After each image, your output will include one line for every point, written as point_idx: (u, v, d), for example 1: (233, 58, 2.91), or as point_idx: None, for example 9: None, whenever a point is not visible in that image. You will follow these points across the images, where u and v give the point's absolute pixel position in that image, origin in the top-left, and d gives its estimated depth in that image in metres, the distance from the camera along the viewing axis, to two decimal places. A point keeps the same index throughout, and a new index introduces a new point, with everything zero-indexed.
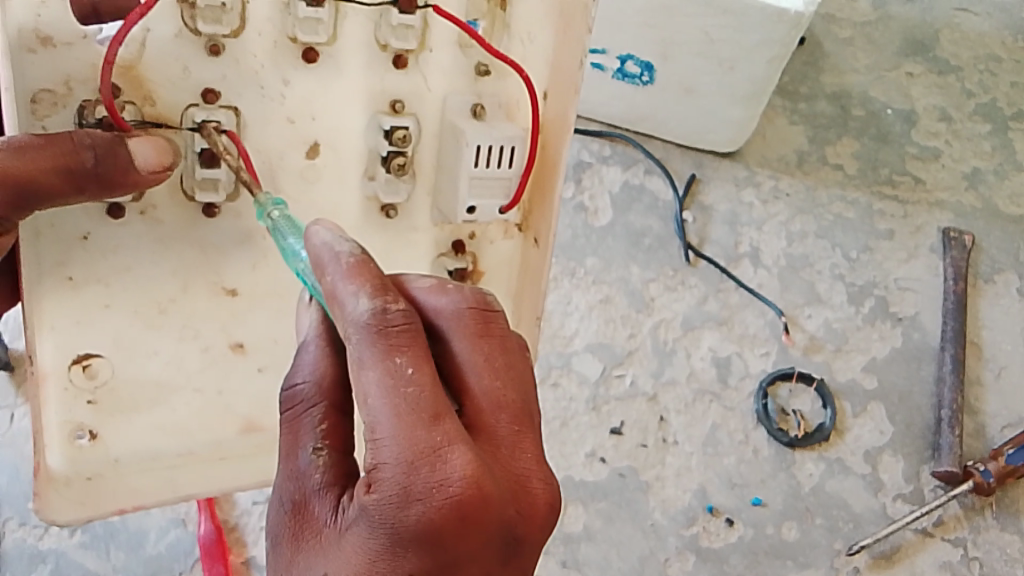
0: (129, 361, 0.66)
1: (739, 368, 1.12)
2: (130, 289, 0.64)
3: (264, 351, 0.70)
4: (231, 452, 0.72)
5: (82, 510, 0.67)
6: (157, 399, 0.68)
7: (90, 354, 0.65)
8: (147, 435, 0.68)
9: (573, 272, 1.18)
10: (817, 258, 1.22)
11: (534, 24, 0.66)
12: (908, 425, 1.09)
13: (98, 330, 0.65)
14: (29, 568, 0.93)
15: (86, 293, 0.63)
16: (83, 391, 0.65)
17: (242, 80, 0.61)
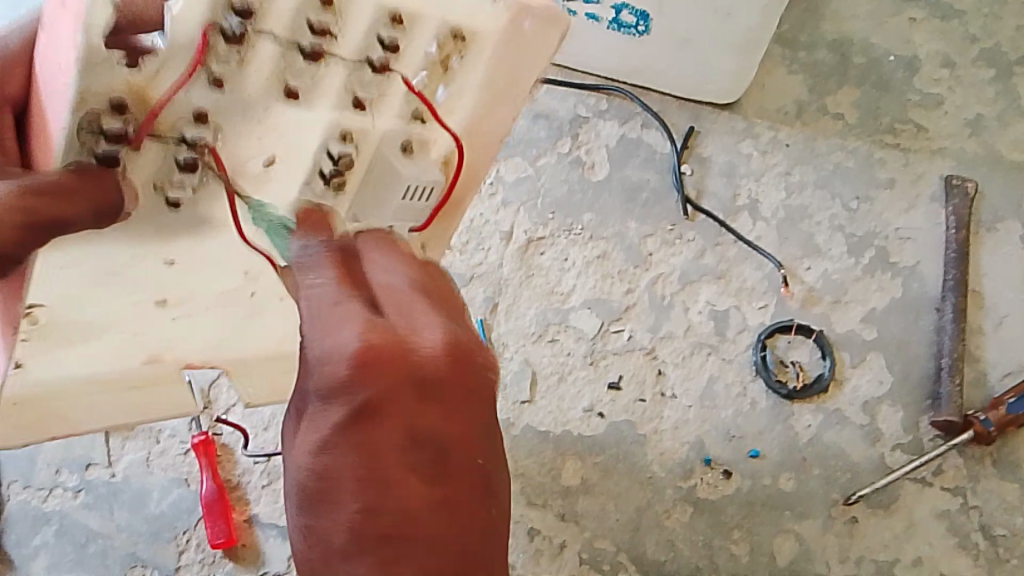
0: (69, 309, 0.67)
1: (736, 321, 1.12)
2: (85, 255, 0.63)
3: (188, 306, 0.73)
4: (143, 379, 0.77)
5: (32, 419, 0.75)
6: (84, 338, 0.70)
7: (34, 306, 0.65)
8: (71, 365, 0.72)
9: (570, 228, 1.17)
10: (816, 209, 1.18)
11: (475, 80, 0.65)
12: (907, 374, 1.08)
13: (46, 287, 0.64)
14: (34, 529, 0.94)
15: (44, 257, 0.62)
16: (21, 330, 0.66)
17: (235, 109, 0.58)
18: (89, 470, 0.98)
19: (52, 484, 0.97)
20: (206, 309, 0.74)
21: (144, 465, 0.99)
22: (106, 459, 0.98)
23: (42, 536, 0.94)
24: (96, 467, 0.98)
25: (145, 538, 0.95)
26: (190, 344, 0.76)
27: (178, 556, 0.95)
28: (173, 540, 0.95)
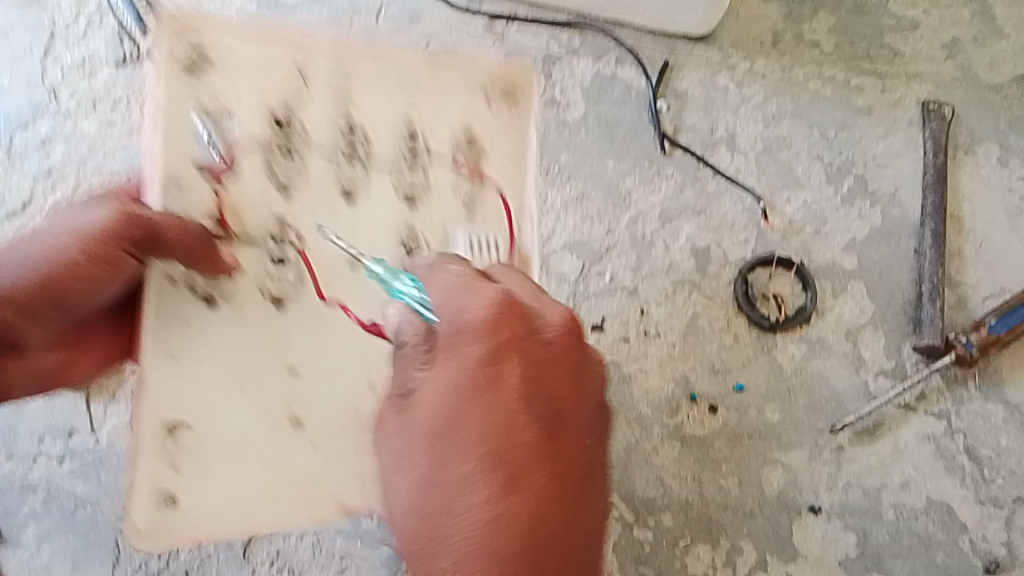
0: (211, 423, 0.75)
1: (717, 256, 1.11)
2: (202, 359, 0.75)
3: (319, 423, 0.78)
4: (289, 471, 0.77)
5: (141, 539, 0.75)
6: (217, 446, 0.76)
7: (179, 422, 0.75)
8: (223, 493, 0.76)
9: (546, 170, 1.14)
10: (795, 139, 1.16)
11: (385, 111, 0.83)
12: (889, 301, 1.09)
13: (184, 403, 0.75)
14: (22, 499, 1.03)
15: (182, 364, 0.75)
16: (167, 453, 0.74)
17: (284, 170, 0.80)
18: None
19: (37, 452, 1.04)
20: (334, 426, 0.78)
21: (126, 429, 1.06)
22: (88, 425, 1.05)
23: None
24: None
25: None
26: (338, 466, 0.78)
27: None
28: None
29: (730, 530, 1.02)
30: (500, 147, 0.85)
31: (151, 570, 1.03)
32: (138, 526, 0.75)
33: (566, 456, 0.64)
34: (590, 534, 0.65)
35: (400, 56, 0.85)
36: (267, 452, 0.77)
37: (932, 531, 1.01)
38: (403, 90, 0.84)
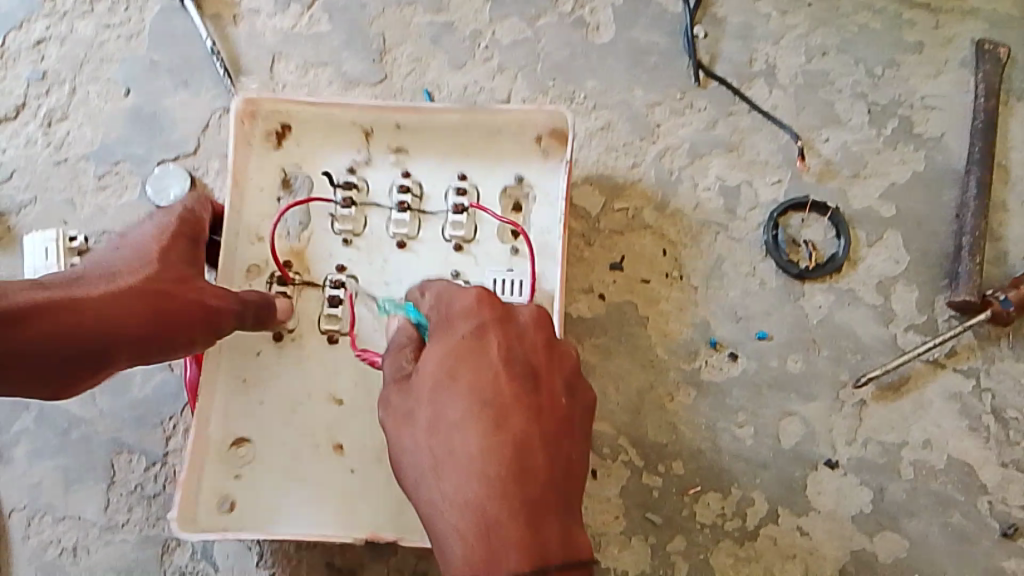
0: (269, 444, 0.94)
1: (748, 196, 1.05)
2: (265, 378, 0.96)
3: (358, 453, 0.94)
4: (329, 508, 0.92)
5: (198, 526, 0.90)
6: (265, 461, 0.93)
7: (242, 442, 0.93)
8: (278, 496, 0.92)
9: (571, 97, 1.09)
10: (838, 75, 1.09)
11: (430, 163, 1.01)
12: (925, 252, 1.03)
13: (247, 362, 0.96)
14: (13, 417, 1.02)
15: (251, 391, 0.95)
16: (232, 467, 0.93)
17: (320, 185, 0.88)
18: None
19: None
20: (372, 458, 0.94)
21: None
22: None
23: (23, 422, 1.01)
24: None
25: (128, 424, 1.01)
26: (373, 504, 0.93)
27: (165, 442, 1.01)
28: (159, 426, 1.01)
29: (742, 480, 0.97)
30: (550, 204, 0.99)
31: (145, 494, 0.99)
32: (195, 522, 0.90)
33: (550, 408, 0.69)
34: (571, 487, 0.68)
35: (460, 118, 0.99)
36: (308, 471, 0.93)
37: (950, 492, 0.97)
38: (465, 154, 1.01)
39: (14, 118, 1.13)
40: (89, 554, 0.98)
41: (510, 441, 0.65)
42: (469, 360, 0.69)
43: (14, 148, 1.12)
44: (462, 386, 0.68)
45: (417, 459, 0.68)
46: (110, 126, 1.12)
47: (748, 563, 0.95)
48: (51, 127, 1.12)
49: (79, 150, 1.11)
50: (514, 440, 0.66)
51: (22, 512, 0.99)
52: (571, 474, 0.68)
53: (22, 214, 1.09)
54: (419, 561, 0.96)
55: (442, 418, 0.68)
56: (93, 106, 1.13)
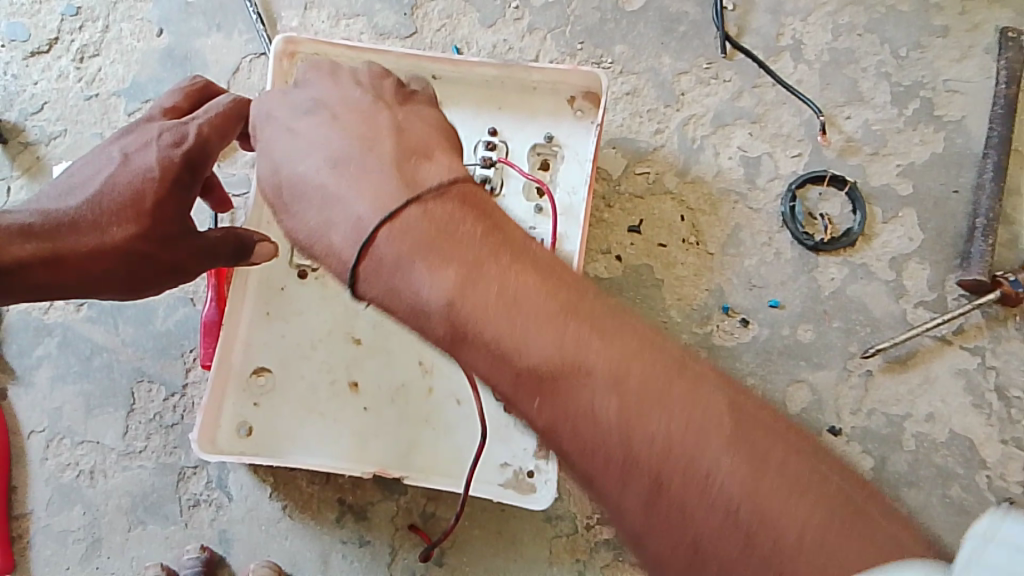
0: (288, 376, 0.99)
1: (769, 168, 1.07)
2: (288, 313, 1.00)
3: (372, 392, 0.99)
4: (340, 440, 0.97)
5: (216, 444, 0.96)
6: (284, 392, 0.98)
7: (263, 371, 0.99)
8: (291, 425, 0.97)
9: (599, 61, 1.11)
10: (864, 54, 1.11)
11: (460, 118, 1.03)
12: (940, 231, 1.05)
13: (272, 298, 1.01)
14: (37, 341, 1.04)
15: (274, 323, 1.00)
16: (251, 394, 0.98)
17: None
18: None
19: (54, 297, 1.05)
20: (385, 399, 0.99)
21: None
22: None
23: (45, 347, 1.03)
24: None
25: (150, 354, 1.03)
26: (382, 441, 0.98)
27: (186, 374, 1.03)
28: (180, 357, 1.03)
29: None
30: (578, 162, 1.01)
31: (164, 423, 1.02)
32: (215, 443, 0.96)
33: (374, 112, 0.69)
34: (404, 144, 0.66)
35: (494, 74, 1.02)
36: (325, 406, 0.98)
37: (950, 465, 0.99)
38: (495, 109, 1.03)
39: (46, 52, 1.14)
40: (105, 478, 1.00)
41: (330, 146, 0.66)
42: (311, 134, 0.67)
43: (45, 81, 1.13)
44: (322, 157, 0.65)
45: (285, 219, 0.66)
46: (143, 65, 1.13)
47: None
48: (83, 63, 1.13)
49: (111, 86, 1.13)
50: (335, 145, 0.66)
51: (41, 434, 1.02)
52: (399, 137, 0.66)
53: (51, 145, 1.11)
54: (429, 502, 0.99)
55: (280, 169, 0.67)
56: (126, 44, 1.14)
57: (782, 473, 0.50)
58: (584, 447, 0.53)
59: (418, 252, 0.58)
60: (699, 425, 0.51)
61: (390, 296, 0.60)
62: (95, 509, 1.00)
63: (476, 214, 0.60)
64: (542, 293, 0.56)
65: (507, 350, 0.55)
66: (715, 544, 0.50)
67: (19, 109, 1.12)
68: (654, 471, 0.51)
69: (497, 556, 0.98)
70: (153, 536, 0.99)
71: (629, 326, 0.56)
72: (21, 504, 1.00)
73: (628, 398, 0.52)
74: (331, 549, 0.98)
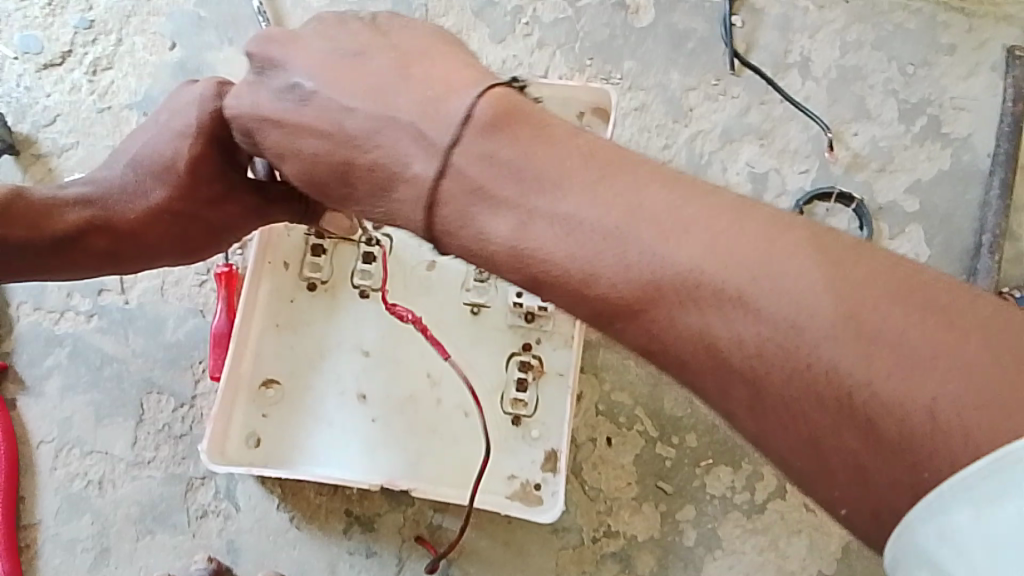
0: (296, 387, 0.99)
1: (776, 183, 1.08)
2: (296, 325, 1.01)
3: (380, 403, 0.99)
4: (349, 451, 0.98)
5: (223, 454, 0.96)
6: (291, 403, 0.99)
7: (272, 381, 0.99)
8: (299, 435, 0.98)
9: (607, 76, 1.12)
10: (871, 71, 1.11)
11: None
12: (946, 247, 1.06)
13: (280, 311, 1.01)
14: (48, 351, 1.04)
15: (282, 335, 1.01)
16: (260, 406, 0.99)
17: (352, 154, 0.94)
18: (102, 296, 1.06)
19: (65, 307, 1.05)
20: (394, 410, 0.99)
21: (159, 293, 1.06)
22: (119, 286, 1.06)
23: (57, 356, 1.04)
24: (109, 293, 1.06)
25: (160, 364, 1.04)
26: (390, 452, 0.98)
27: (195, 385, 1.04)
28: (190, 368, 1.04)
29: (753, 456, 1.01)
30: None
31: (173, 433, 1.02)
32: (224, 454, 0.96)
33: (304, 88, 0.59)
34: (415, 78, 0.54)
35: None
36: (332, 415, 0.99)
37: None
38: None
39: (60, 64, 1.15)
40: (114, 488, 1.01)
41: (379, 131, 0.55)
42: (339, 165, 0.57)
43: (58, 93, 1.14)
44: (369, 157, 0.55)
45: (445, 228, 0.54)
46: (156, 78, 1.15)
47: (755, 535, 0.99)
48: (96, 75, 1.15)
49: (123, 99, 1.14)
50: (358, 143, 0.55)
51: (50, 444, 1.02)
52: (404, 65, 0.55)
53: (64, 156, 1.12)
54: (436, 513, 1.00)
55: (365, 200, 0.56)
56: (139, 57, 1.15)
57: (903, 345, 0.42)
58: (679, 359, 0.47)
59: (473, 189, 0.52)
60: (804, 315, 0.43)
61: (459, 246, 0.53)
62: (104, 519, 1.00)
63: (516, 123, 0.51)
64: (597, 194, 0.48)
65: (577, 278, 0.49)
66: (837, 441, 0.43)
67: (33, 121, 1.13)
68: (770, 374, 0.44)
69: (503, 570, 0.98)
70: (161, 546, 0.99)
71: (698, 204, 0.47)
72: (30, 513, 1.00)
73: (709, 300, 0.45)
74: (338, 560, 0.99)
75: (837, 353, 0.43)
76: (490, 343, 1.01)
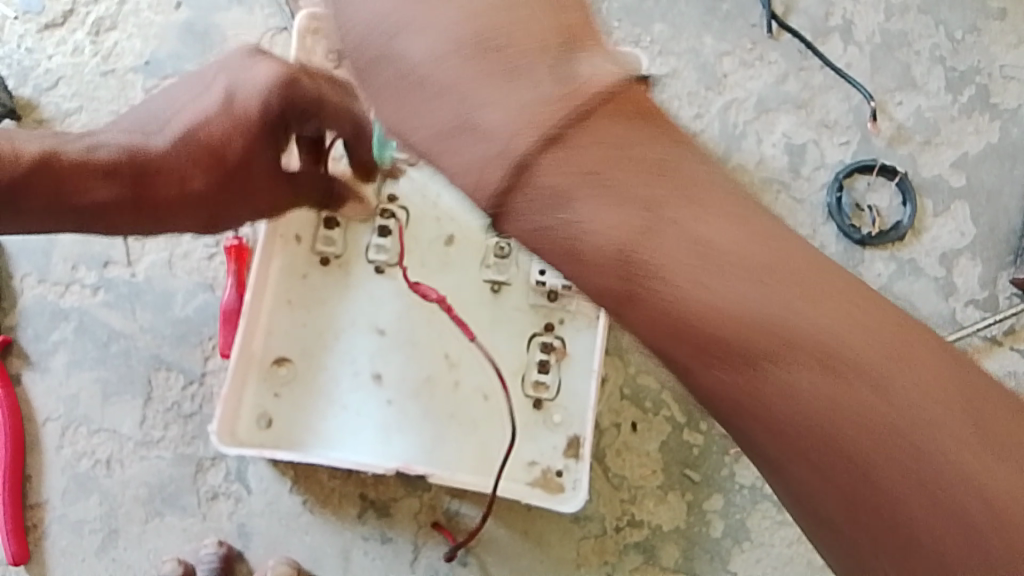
0: (309, 366, 0.96)
1: (814, 157, 1.02)
2: (307, 302, 0.97)
3: (395, 385, 0.96)
4: (364, 434, 0.94)
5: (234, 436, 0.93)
6: (305, 382, 0.95)
7: (284, 359, 0.95)
8: (314, 418, 0.94)
9: (636, 40, 1.05)
10: (917, 36, 1.05)
11: None
12: (993, 226, 1.00)
13: (290, 289, 0.97)
14: (53, 325, 1.01)
15: (295, 314, 0.97)
16: (271, 387, 0.95)
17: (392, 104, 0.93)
18: (108, 269, 1.02)
19: (70, 280, 1.01)
20: (410, 392, 0.95)
21: (167, 267, 1.02)
22: (126, 259, 1.02)
23: (62, 331, 1.00)
24: (116, 266, 1.02)
25: (169, 340, 1.00)
26: (406, 435, 0.94)
27: (204, 362, 1.00)
28: (199, 345, 1.00)
29: None
30: None
31: (182, 412, 0.99)
32: (234, 434, 0.93)
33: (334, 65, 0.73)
34: None
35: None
36: (346, 397, 0.95)
37: None
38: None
39: (61, 25, 1.09)
40: (122, 467, 0.98)
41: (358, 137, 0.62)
42: None
43: (60, 55, 1.08)
44: None
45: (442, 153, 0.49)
46: (161, 39, 1.09)
47: (783, 526, 0.96)
48: (99, 37, 1.09)
49: (128, 62, 1.09)
50: None
51: (57, 421, 0.99)
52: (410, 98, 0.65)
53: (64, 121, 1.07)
54: (453, 499, 0.96)
55: None
56: (144, 18, 1.10)
57: (1022, 460, 0.36)
58: (754, 414, 0.39)
59: (526, 125, 0.39)
60: (924, 393, 0.37)
61: (476, 183, 0.41)
62: (112, 499, 0.97)
63: (610, 84, 0.40)
64: (730, 229, 0.39)
65: (649, 279, 0.39)
66: (914, 527, 0.36)
67: (34, 84, 1.08)
68: (861, 448, 0.37)
69: (523, 558, 0.95)
70: (171, 528, 0.97)
71: (834, 274, 0.40)
72: (37, 492, 0.98)
73: (815, 360, 0.38)
74: (352, 545, 0.96)
75: (951, 454, 0.36)
76: (510, 322, 0.97)
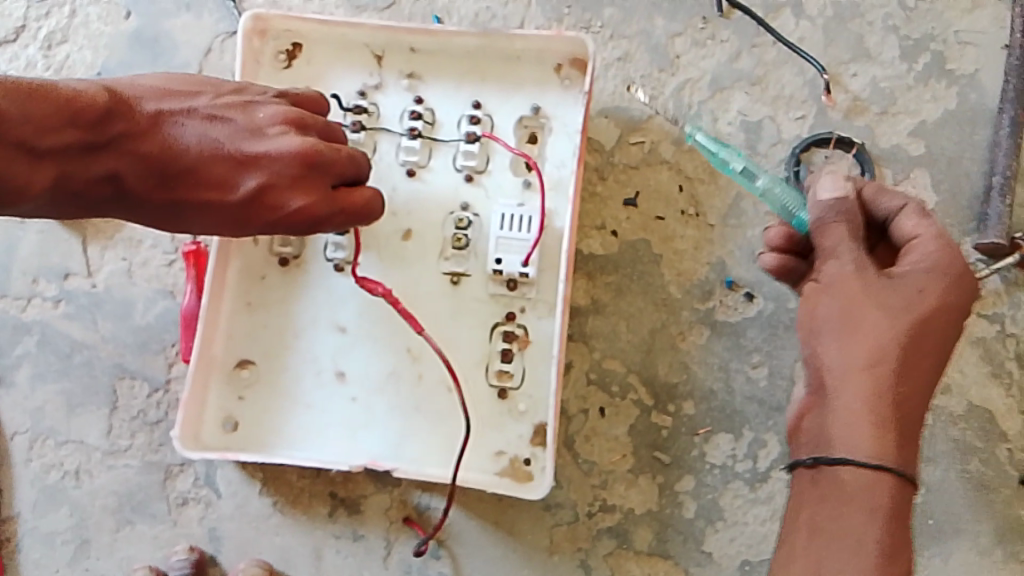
0: (271, 367, 0.95)
1: (771, 133, 1.02)
2: (266, 303, 0.96)
3: (358, 383, 0.95)
4: (328, 433, 0.94)
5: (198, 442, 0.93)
6: (268, 384, 0.95)
7: (246, 362, 0.95)
8: (277, 419, 0.94)
9: (587, 26, 1.05)
10: (870, 7, 1.04)
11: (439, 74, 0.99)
12: (953, 193, 1.00)
13: (248, 291, 0.96)
14: (15, 339, 1.00)
15: (255, 315, 0.96)
16: (234, 390, 0.95)
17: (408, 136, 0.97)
18: (68, 280, 1.01)
19: (31, 294, 1.01)
20: (373, 389, 0.95)
21: (127, 275, 1.01)
22: (85, 270, 1.01)
23: (25, 345, 1.00)
24: (75, 277, 1.01)
25: (131, 349, 1.00)
26: (369, 432, 0.94)
27: (167, 369, 0.99)
28: (161, 352, 1.00)
29: (754, 423, 0.96)
30: (567, 134, 0.97)
31: (148, 420, 0.98)
32: (198, 440, 0.93)
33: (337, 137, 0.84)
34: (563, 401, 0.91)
35: (297, 27, 0.98)
36: (309, 398, 0.95)
37: (969, 439, 0.95)
38: (433, 70, 0.99)
39: (14, 41, 1.10)
40: (90, 478, 0.97)
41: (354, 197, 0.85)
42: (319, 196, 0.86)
43: (13, 71, 1.09)
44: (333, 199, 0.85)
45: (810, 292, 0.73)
46: (112, 49, 1.09)
47: (756, 505, 0.95)
48: (51, 50, 1.09)
49: (80, 74, 1.08)
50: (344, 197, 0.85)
51: (24, 435, 0.99)
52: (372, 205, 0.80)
53: None
54: (423, 493, 0.95)
55: None
56: (94, 29, 1.09)
57: None
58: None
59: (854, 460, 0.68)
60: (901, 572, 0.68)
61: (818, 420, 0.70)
62: (81, 510, 0.97)
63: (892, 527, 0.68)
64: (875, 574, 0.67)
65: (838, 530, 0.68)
66: None
67: None
68: None
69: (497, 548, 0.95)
70: (142, 536, 0.96)
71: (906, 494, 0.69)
72: (8, 506, 0.98)
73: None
74: (324, 544, 0.95)
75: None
76: (470, 313, 0.96)
